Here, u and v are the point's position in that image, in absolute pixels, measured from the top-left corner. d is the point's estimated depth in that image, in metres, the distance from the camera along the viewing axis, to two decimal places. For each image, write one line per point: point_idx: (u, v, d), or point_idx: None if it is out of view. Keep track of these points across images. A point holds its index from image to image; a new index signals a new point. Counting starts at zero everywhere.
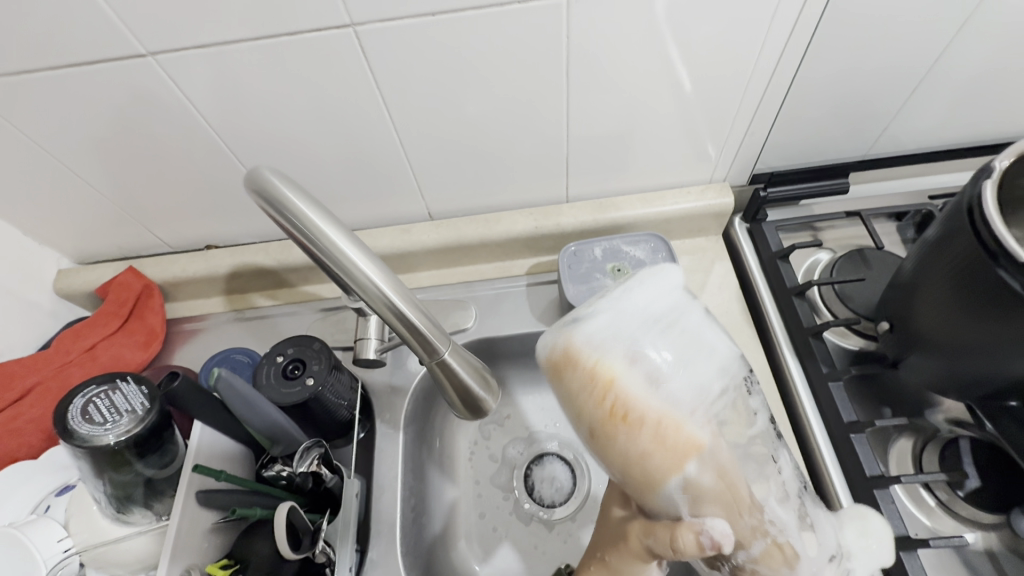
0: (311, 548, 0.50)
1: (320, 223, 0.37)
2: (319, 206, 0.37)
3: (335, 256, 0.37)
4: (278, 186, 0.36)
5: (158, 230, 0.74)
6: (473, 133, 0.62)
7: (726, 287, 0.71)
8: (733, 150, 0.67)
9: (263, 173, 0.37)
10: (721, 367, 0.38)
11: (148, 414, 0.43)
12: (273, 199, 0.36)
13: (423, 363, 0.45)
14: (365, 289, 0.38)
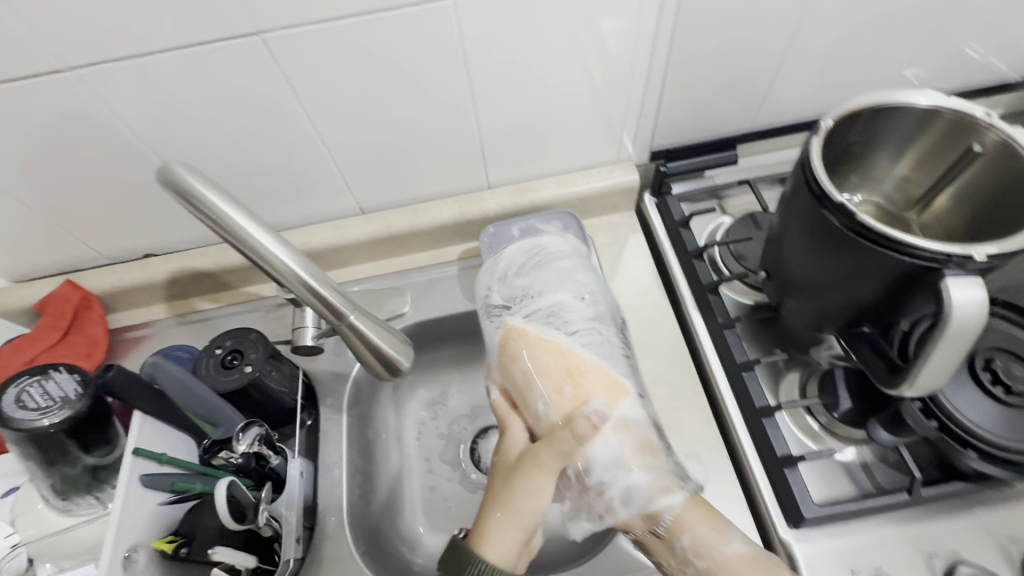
0: (256, 521, 0.54)
1: (232, 213, 0.42)
2: (229, 198, 0.42)
3: (246, 236, 0.43)
4: (189, 180, 0.40)
5: (93, 243, 0.76)
6: (390, 129, 0.67)
7: (640, 257, 0.78)
8: (633, 132, 0.74)
9: (171, 168, 0.40)
10: (575, 292, 0.60)
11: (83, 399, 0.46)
12: (185, 192, 0.40)
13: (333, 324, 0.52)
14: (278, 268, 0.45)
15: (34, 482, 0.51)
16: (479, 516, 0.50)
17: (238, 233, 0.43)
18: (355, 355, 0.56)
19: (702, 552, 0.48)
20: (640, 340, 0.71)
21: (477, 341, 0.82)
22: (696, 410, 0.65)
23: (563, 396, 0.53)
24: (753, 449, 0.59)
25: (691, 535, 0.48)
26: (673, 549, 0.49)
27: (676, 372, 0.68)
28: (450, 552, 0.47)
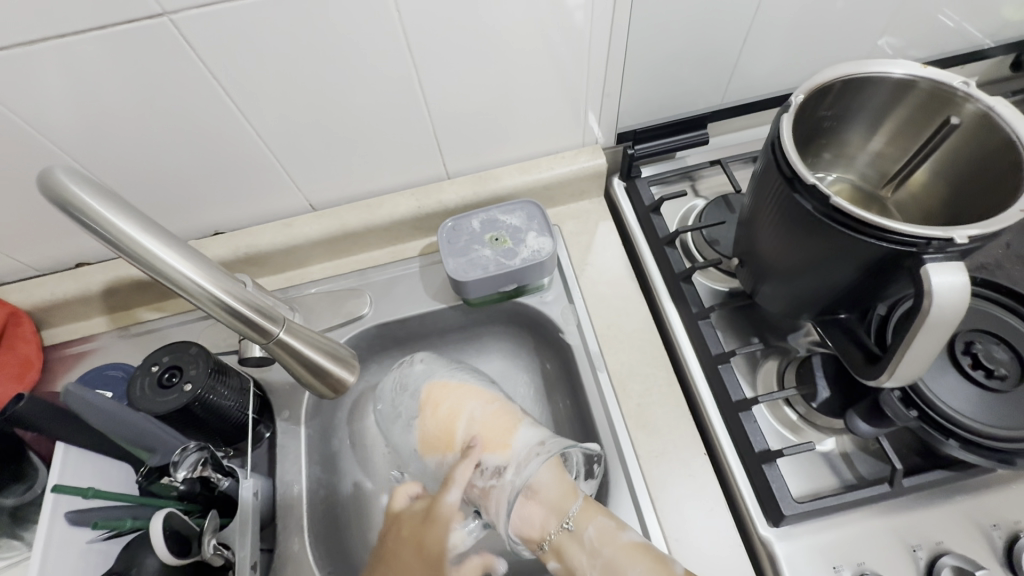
0: (201, 551, 0.50)
1: (130, 230, 0.37)
2: (127, 211, 0.36)
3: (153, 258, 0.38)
4: (76, 192, 0.35)
5: (16, 254, 0.69)
6: (333, 119, 0.61)
7: (610, 246, 0.74)
8: (597, 113, 0.70)
9: (53, 178, 0.35)
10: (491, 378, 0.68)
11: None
12: (71, 205, 0.35)
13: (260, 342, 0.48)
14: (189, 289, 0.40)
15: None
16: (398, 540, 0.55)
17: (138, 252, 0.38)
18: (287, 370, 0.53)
19: (602, 544, 0.51)
20: (612, 333, 0.68)
21: (444, 340, 0.78)
22: (672, 405, 0.62)
23: (493, 407, 0.63)
24: (730, 445, 0.57)
25: (593, 525, 0.52)
26: (580, 542, 0.52)
27: (650, 366, 0.65)
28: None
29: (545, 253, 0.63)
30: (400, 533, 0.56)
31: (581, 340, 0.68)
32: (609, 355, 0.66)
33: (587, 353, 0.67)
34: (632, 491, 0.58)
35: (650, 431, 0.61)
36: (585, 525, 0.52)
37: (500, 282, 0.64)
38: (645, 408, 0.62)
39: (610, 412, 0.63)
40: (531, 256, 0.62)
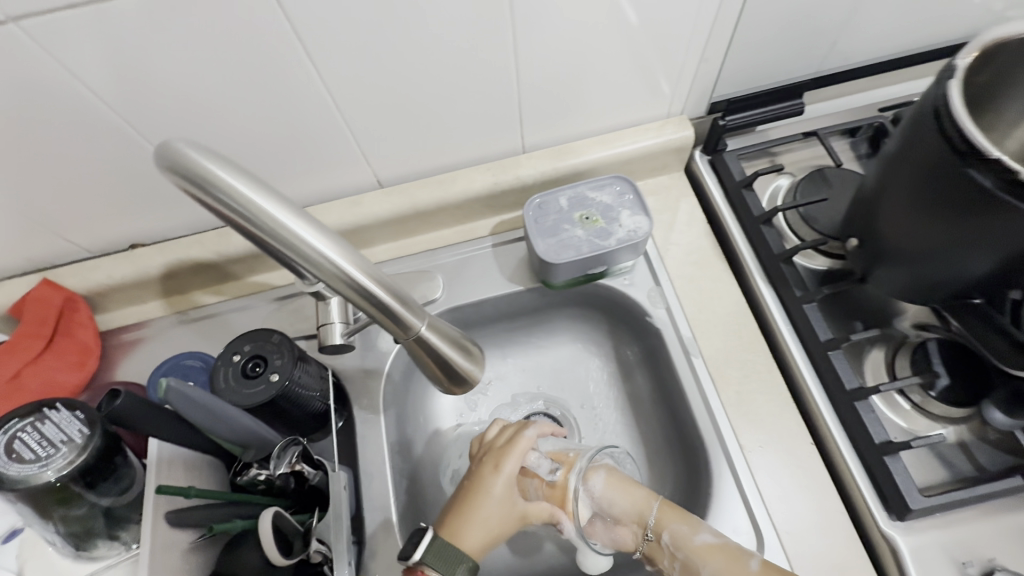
0: (304, 550, 0.47)
1: (255, 197, 0.31)
2: (252, 178, 0.31)
3: (283, 237, 0.32)
4: (199, 160, 0.31)
5: (69, 235, 0.65)
6: (415, 88, 0.57)
7: (695, 224, 0.70)
8: (689, 81, 0.65)
9: (173, 148, 0.31)
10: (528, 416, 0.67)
11: (90, 441, 0.37)
12: (195, 175, 0.30)
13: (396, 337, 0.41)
14: (317, 264, 0.34)
15: (37, 530, 0.44)
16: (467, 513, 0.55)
17: (263, 221, 0.32)
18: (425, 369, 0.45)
19: (678, 546, 0.53)
20: (704, 317, 0.64)
21: (515, 323, 0.75)
22: (773, 393, 0.59)
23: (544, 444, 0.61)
24: (844, 435, 0.55)
25: (670, 532, 0.54)
26: (661, 547, 0.54)
27: (747, 351, 0.62)
28: (435, 548, 0.49)
29: (642, 233, 0.59)
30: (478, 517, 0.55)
31: (670, 325, 0.65)
32: (701, 341, 0.63)
33: (677, 338, 0.64)
34: (737, 482, 0.56)
35: (752, 419, 0.58)
36: (662, 533, 0.54)
37: (590, 264, 0.60)
38: (745, 396, 0.60)
39: (706, 400, 0.60)
40: (628, 236, 0.59)
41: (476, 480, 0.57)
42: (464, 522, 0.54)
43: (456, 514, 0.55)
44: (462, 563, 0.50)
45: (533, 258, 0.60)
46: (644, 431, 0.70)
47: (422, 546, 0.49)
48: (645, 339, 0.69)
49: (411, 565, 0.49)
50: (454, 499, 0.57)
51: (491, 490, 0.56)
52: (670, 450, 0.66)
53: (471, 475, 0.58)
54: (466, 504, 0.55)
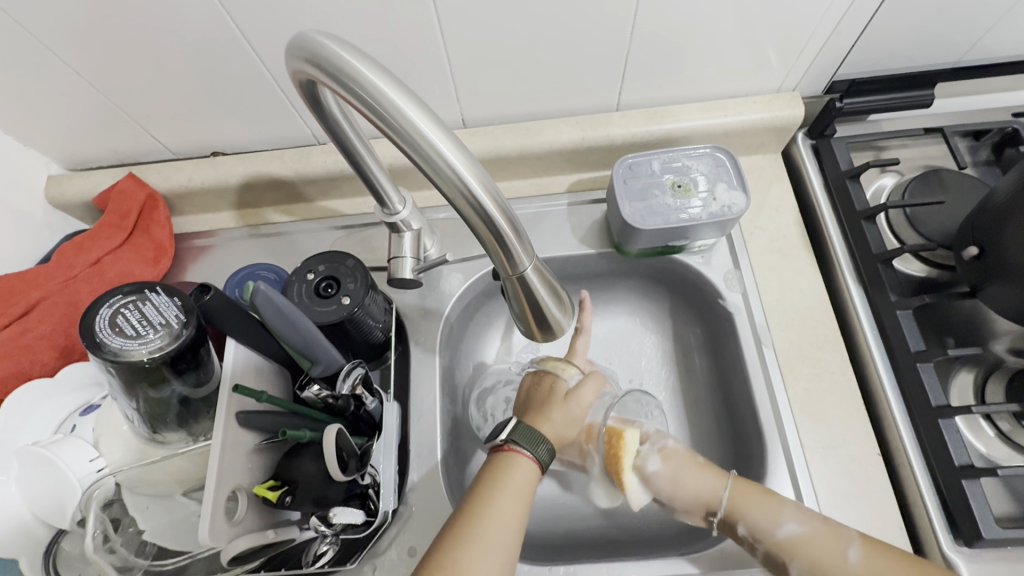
0: (359, 471, 0.47)
1: (393, 95, 0.29)
2: (391, 76, 0.29)
3: (413, 137, 0.29)
4: (344, 55, 0.29)
5: (158, 133, 0.66)
6: (526, 24, 0.54)
7: (785, 211, 0.66)
8: (812, 56, 0.60)
9: (321, 43, 0.30)
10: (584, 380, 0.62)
11: (183, 330, 0.37)
12: (340, 70, 0.29)
13: (501, 278, 0.35)
14: (441, 177, 0.30)
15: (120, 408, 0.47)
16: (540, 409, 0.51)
17: (394, 121, 0.29)
18: (521, 325, 0.40)
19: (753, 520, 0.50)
20: (782, 307, 0.61)
21: (577, 287, 0.72)
22: (844, 397, 0.57)
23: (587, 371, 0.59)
24: (917, 451, 0.52)
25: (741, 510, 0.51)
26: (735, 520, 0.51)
27: (822, 349, 0.59)
28: (520, 427, 0.49)
29: (738, 209, 0.56)
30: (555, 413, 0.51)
31: (745, 311, 0.62)
32: (775, 332, 0.60)
33: (750, 324, 0.61)
34: (793, 480, 0.54)
35: (816, 419, 0.56)
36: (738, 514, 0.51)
37: (674, 235, 0.57)
38: (813, 394, 0.57)
39: (772, 391, 0.58)
40: (722, 211, 0.56)
41: (541, 378, 0.55)
42: (540, 412, 0.51)
43: (529, 411, 0.52)
44: (548, 446, 0.48)
45: (617, 221, 0.57)
46: (693, 413, 0.67)
47: (509, 428, 0.49)
48: (711, 322, 0.66)
49: (498, 444, 0.48)
50: (522, 405, 0.54)
51: (558, 383, 0.53)
52: (721, 438, 0.64)
53: (535, 376, 0.56)
54: (537, 400, 0.52)
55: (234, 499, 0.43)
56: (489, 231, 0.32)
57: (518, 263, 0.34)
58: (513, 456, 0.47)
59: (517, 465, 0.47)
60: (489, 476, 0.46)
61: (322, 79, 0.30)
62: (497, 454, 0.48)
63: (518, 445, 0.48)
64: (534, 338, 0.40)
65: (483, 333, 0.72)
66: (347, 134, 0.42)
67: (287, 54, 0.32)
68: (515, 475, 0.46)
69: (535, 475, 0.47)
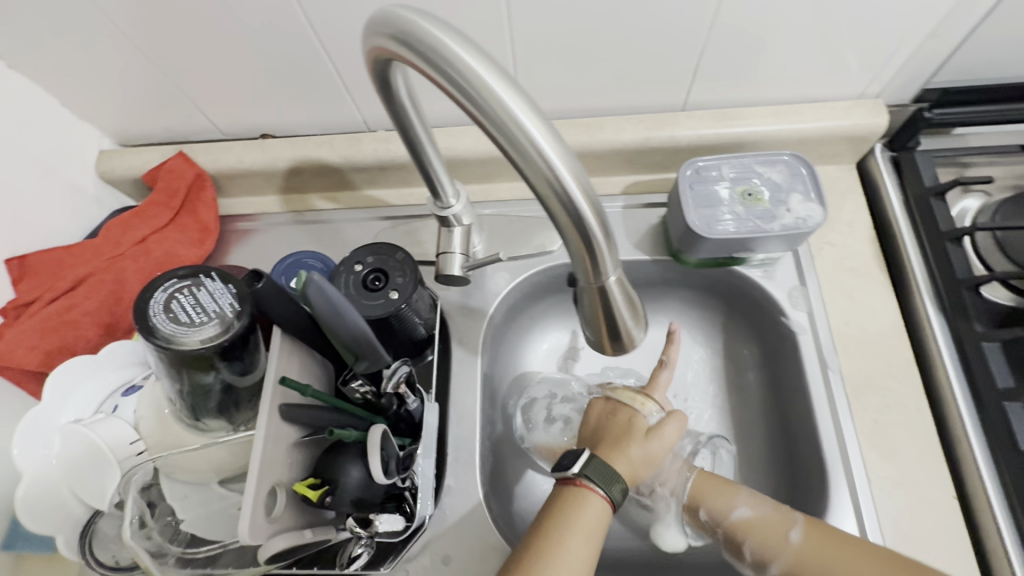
0: (399, 473, 0.46)
1: (495, 85, 0.26)
2: (493, 63, 0.26)
3: (505, 124, 0.26)
4: (442, 37, 0.27)
5: (210, 111, 0.65)
6: (598, 15, 0.51)
7: (857, 227, 0.62)
8: (903, 60, 0.56)
9: (415, 21, 0.27)
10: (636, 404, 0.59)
11: (234, 322, 0.36)
12: (436, 53, 0.26)
13: (580, 281, 0.33)
14: (531, 168, 0.27)
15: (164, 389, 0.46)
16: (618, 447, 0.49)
17: (495, 114, 0.26)
18: (590, 334, 0.37)
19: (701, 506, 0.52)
20: (851, 331, 0.57)
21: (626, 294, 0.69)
22: (917, 431, 0.53)
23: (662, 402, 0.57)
24: (1001, 497, 0.48)
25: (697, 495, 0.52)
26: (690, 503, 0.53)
27: (894, 379, 0.55)
28: (595, 462, 0.47)
29: (814, 222, 0.52)
30: (630, 451, 0.49)
31: (810, 331, 0.58)
32: (843, 355, 0.56)
33: (815, 346, 0.57)
34: (859, 518, 0.50)
35: (886, 453, 0.52)
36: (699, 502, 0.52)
37: (739, 246, 0.54)
38: (882, 427, 0.53)
39: (837, 419, 0.54)
40: (797, 224, 0.52)
41: (615, 409, 0.53)
42: (616, 446, 0.49)
43: (601, 445, 0.50)
44: (622, 483, 0.47)
45: (681, 227, 0.54)
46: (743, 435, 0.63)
47: (582, 460, 0.47)
48: (770, 341, 0.62)
49: (569, 476, 0.47)
50: (592, 435, 0.52)
51: (638, 419, 0.51)
52: (772, 464, 0.60)
53: (607, 404, 0.54)
54: (611, 433, 0.51)
55: (273, 497, 0.42)
56: (579, 237, 0.30)
57: (603, 272, 0.32)
58: (585, 492, 0.46)
59: (589, 503, 0.45)
60: (560, 511, 0.45)
61: (413, 60, 0.28)
62: (568, 488, 0.46)
63: (593, 482, 0.46)
64: (603, 348, 0.38)
65: (530, 338, 0.70)
66: (412, 121, 0.40)
67: (370, 31, 0.30)
68: (588, 512, 0.45)
69: (608, 514, 0.46)
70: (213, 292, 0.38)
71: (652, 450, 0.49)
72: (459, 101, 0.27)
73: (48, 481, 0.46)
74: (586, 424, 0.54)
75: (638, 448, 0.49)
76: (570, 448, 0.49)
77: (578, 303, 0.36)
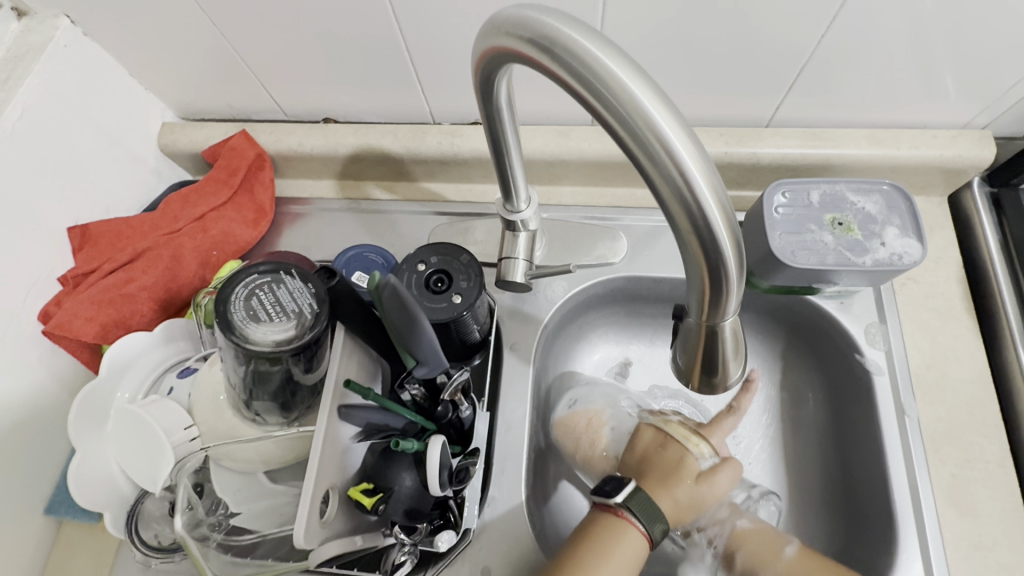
0: (451, 485, 0.44)
1: (653, 109, 0.24)
2: (651, 84, 0.24)
3: (651, 146, 0.24)
4: (595, 49, 0.24)
5: (277, 92, 0.64)
6: (698, 18, 0.48)
7: (946, 265, 0.58)
8: (1020, 91, 0.52)
9: (565, 31, 0.25)
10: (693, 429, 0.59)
11: (306, 332, 0.36)
12: (588, 68, 0.24)
13: (694, 316, 0.30)
14: (671, 193, 0.25)
15: (223, 370, 0.45)
16: (664, 485, 0.46)
17: (648, 141, 0.24)
18: (685, 368, 0.34)
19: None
20: (934, 378, 0.54)
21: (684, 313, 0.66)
22: (1000, 492, 0.49)
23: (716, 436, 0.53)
24: None
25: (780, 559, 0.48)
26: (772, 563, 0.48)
27: (978, 434, 0.51)
28: (639, 496, 0.44)
29: (910, 259, 0.49)
30: (678, 492, 0.46)
31: (888, 372, 0.54)
32: (922, 402, 0.53)
33: (892, 389, 0.53)
34: None
35: (965, 513, 0.49)
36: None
37: (820, 278, 0.51)
38: (963, 484, 0.50)
39: (911, 470, 0.50)
40: (891, 259, 0.49)
41: (665, 442, 0.49)
42: (663, 482, 0.46)
43: (648, 476, 0.47)
44: (664, 522, 0.44)
45: (761, 252, 0.51)
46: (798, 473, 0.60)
47: (627, 491, 0.44)
48: (837, 376, 0.59)
49: (610, 504, 0.44)
50: (637, 462, 0.49)
51: (689, 459, 0.48)
52: (829, 507, 0.57)
53: (657, 435, 0.50)
54: (658, 467, 0.47)
55: (327, 499, 0.41)
56: (710, 278, 0.27)
57: (723, 313, 0.29)
58: (623, 526, 0.42)
59: (627, 537, 0.42)
60: (593, 540, 0.42)
61: (557, 72, 0.25)
62: (605, 516, 0.43)
63: (634, 516, 0.43)
64: (695, 385, 0.35)
65: (581, 342, 0.67)
66: (505, 124, 0.38)
67: (502, 33, 0.27)
68: (623, 550, 0.41)
69: (644, 551, 0.42)
70: (291, 292, 0.38)
71: (699, 494, 0.46)
72: (605, 121, 0.25)
73: (101, 458, 0.47)
74: (630, 449, 0.50)
75: (686, 490, 0.46)
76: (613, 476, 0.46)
77: (680, 335, 0.33)
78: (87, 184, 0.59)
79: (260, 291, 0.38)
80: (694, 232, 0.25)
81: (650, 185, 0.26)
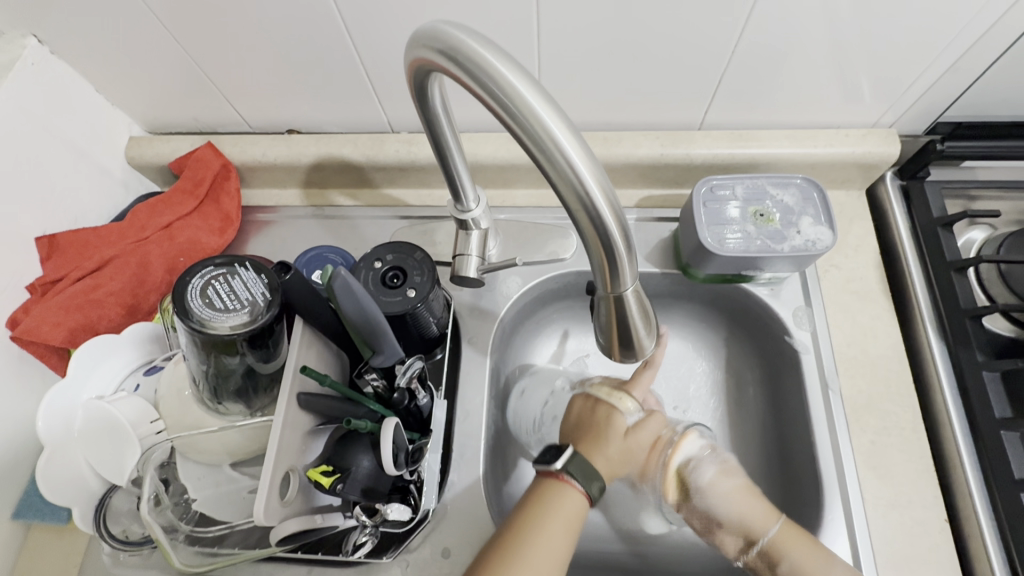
0: (406, 464, 0.47)
1: (538, 105, 0.28)
2: (542, 91, 0.28)
3: (539, 138, 0.28)
4: (490, 59, 0.28)
5: (241, 106, 0.67)
6: (626, 32, 0.53)
7: (864, 252, 0.63)
8: (916, 92, 0.58)
9: (467, 44, 0.29)
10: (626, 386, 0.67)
11: (259, 317, 0.40)
12: (484, 74, 0.28)
13: (599, 287, 0.34)
14: (562, 179, 0.29)
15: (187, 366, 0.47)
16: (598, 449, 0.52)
17: (541, 139, 0.28)
18: (601, 336, 0.38)
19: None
20: (855, 354, 0.58)
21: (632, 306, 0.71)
22: (914, 454, 0.54)
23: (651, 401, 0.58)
24: (992, 521, 0.49)
25: (792, 557, 0.48)
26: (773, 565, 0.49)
27: (895, 403, 0.56)
28: (577, 460, 0.49)
29: (823, 245, 0.54)
30: (613, 450, 0.52)
31: (813, 351, 0.59)
32: (844, 376, 0.58)
33: (817, 365, 0.58)
34: (852, 535, 0.51)
35: (884, 475, 0.53)
36: (780, 555, 0.49)
37: (748, 264, 0.56)
38: (881, 448, 0.54)
39: (834, 438, 0.55)
40: (806, 245, 0.54)
41: (595, 407, 0.55)
42: (596, 444, 0.52)
43: (583, 440, 0.52)
44: (601, 482, 0.49)
45: (692, 244, 0.56)
46: (739, 449, 0.64)
47: (565, 457, 0.50)
48: (772, 358, 0.63)
49: (552, 471, 0.49)
50: (572, 429, 0.54)
51: (617, 418, 0.54)
52: (767, 478, 0.61)
53: (587, 401, 0.56)
54: (592, 429, 0.53)
55: (287, 481, 0.44)
56: (605, 251, 0.31)
57: (623, 283, 0.33)
58: (563, 488, 0.48)
59: (568, 496, 0.47)
60: (539, 501, 0.47)
61: (462, 78, 0.29)
62: (549, 482, 0.48)
63: (574, 478, 0.48)
64: (614, 354, 0.39)
65: (544, 335, 0.71)
66: (443, 127, 0.41)
67: (423, 47, 0.31)
68: (565, 506, 0.47)
69: (585, 510, 0.48)
70: (246, 280, 0.42)
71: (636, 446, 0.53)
72: (502, 119, 0.29)
73: (69, 455, 0.49)
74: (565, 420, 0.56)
75: (618, 445, 0.52)
76: (553, 446, 0.52)
77: (593, 307, 0.37)
78: (56, 195, 0.61)
79: (216, 281, 0.41)
80: (583, 211, 0.29)
81: (546, 174, 0.30)
